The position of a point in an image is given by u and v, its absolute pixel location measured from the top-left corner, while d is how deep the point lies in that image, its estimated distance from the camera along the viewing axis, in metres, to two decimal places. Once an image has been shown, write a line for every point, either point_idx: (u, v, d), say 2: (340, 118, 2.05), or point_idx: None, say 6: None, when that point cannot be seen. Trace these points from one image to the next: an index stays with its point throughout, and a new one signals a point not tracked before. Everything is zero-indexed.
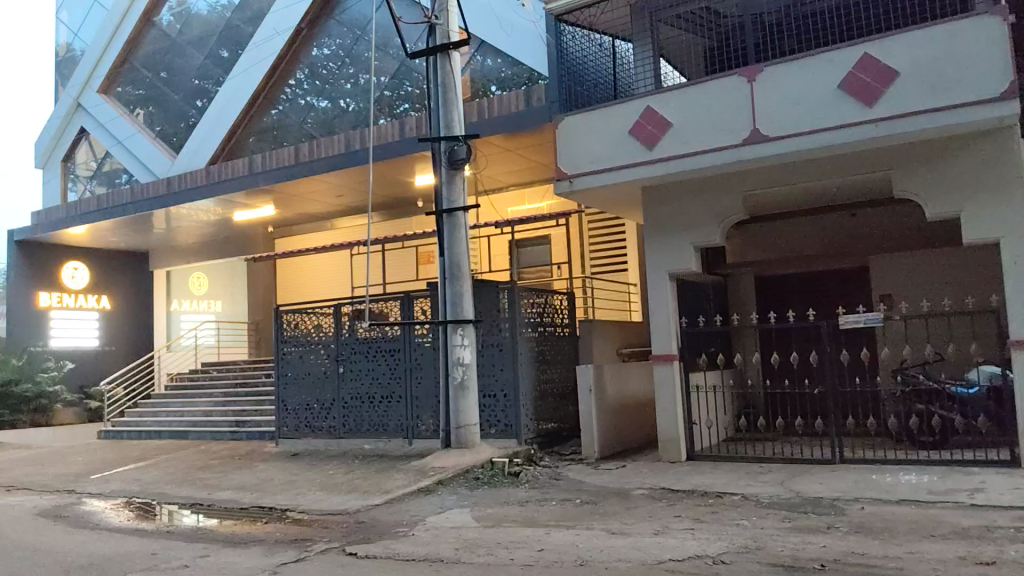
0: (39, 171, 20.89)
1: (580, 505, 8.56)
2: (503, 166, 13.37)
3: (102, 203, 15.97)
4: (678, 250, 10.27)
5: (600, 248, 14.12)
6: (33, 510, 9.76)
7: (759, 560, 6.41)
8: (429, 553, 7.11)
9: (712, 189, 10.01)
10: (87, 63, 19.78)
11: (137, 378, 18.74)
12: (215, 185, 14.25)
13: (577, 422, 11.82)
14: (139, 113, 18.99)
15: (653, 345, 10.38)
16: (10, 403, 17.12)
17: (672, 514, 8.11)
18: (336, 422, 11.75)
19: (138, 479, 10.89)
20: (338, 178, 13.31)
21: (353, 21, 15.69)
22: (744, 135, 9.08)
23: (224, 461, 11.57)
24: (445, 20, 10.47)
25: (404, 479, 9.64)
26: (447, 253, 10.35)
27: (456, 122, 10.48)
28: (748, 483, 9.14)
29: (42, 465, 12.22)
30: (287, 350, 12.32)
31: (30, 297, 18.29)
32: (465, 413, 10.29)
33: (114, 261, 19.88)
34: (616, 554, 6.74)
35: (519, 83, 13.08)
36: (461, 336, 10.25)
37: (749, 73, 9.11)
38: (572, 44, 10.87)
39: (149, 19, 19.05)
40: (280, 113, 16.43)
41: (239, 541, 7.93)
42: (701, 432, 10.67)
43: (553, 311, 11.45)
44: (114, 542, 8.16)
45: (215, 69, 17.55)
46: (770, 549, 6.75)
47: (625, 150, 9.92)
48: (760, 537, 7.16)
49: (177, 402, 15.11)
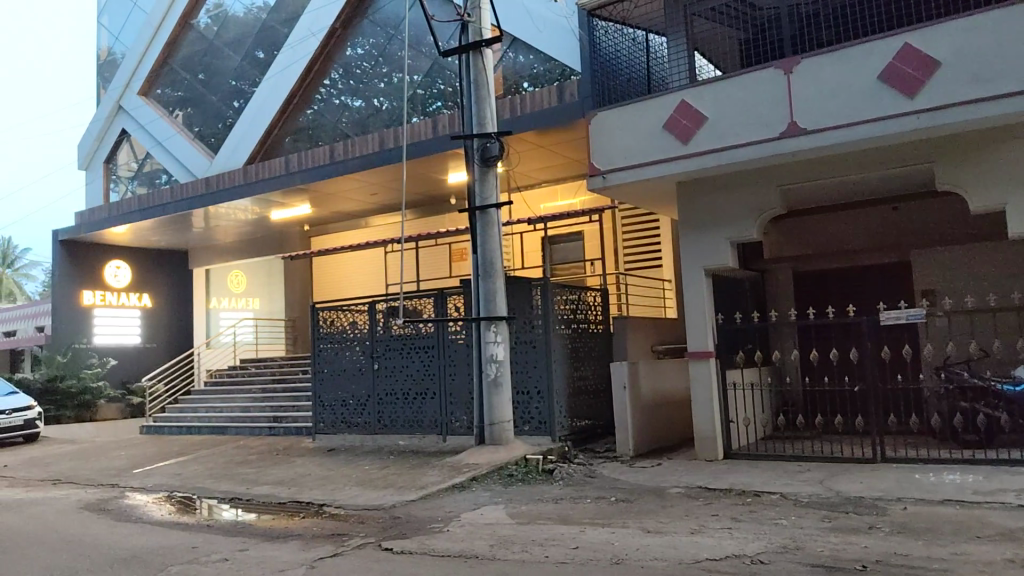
0: (82, 172, 21.41)
1: (615, 502, 8.49)
2: (536, 162, 13.34)
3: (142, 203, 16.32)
4: (714, 246, 10.15)
5: (634, 244, 14.03)
6: (78, 504, 10.00)
7: (799, 560, 6.29)
8: (464, 549, 7.11)
9: (749, 184, 9.87)
10: (127, 66, 20.23)
11: (177, 375, 19.12)
12: (252, 185, 14.46)
13: (612, 420, 11.74)
14: (178, 114, 19.36)
15: (689, 342, 10.27)
16: (57, 398, 17.85)
17: (709, 513, 8.01)
18: (372, 418, 11.83)
19: (179, 473, 11.10)
20: (372, 177, 13.42)
21: (386, 20, 15.78)
22: (782, 129, 8.92)
23: (262, 457, 11.74)
24: (477, 17, 10.47)
25: (438, 475, 9.68)
26: (481, 249, 10.35)
27: (489, 118, 10.45)
28: (787, 482, 8.98)
29: (87, 458, 12.53)
30: (322, 346, 12.46)
31: (74, 295, 18.76)
32: (499, 410, 10.30)
33: (154, 260, 20.28)
34: (652, 553, 6.68)
35: (551, 79, 13.03)
36: (495, 333, 10.26)
37: (786, 65, 8.95)
38: (606, 38, 10.78)
39: (188, 22, 19.40)
40: (315, 113, 16.62)
41: (276, 536, 8.02)
42: (738, 430, 10.53)
43: (587, 307, 11.40)
44: (157, 535, 8.33)
45: (251, 70, 17.82)
46: (810, 549, 6.63)
47: (659, 145, 9.82)
48: (799, 537, 7.03)
49: (216, 398, 15.36)
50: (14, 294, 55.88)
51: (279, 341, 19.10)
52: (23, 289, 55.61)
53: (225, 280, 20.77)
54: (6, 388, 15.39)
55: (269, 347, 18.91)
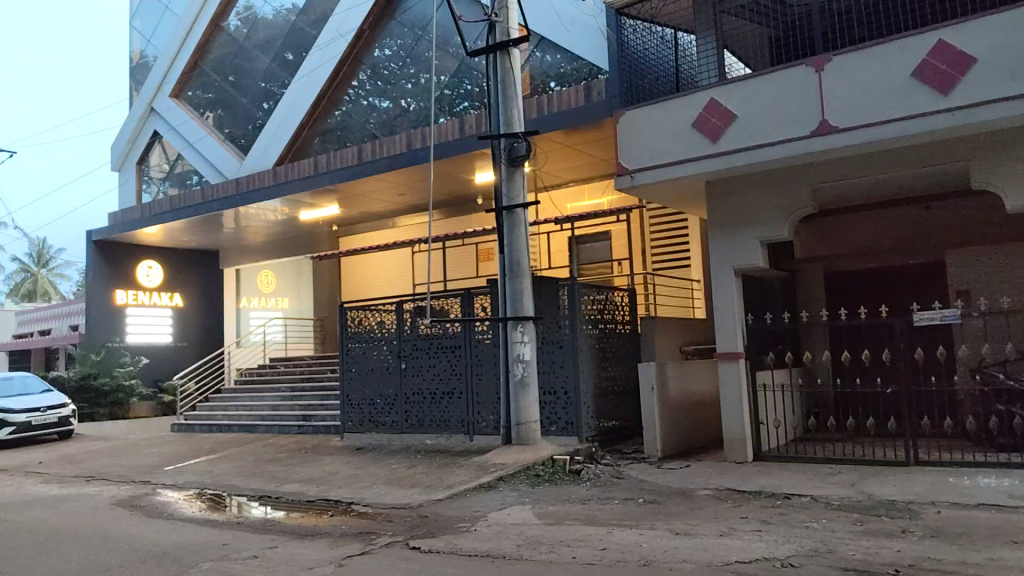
0: (115, 174, 21.74)
1: (643, 504, 8.43)
2: (563, 162, 13.30)
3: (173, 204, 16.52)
4: (743, 246, 10.05)
5: (661, 243, 13.93)
6: (111, 500, 10.14)
7: (831, 564, 6.20)
8: (492, 548, 7.11)
9: (780, 183, 9.76)
10: (159, 68, 20.51)
11: (208, 374, 19.35)
12: (280, 186, 14.59)
13: (639, 421, 11.68)
14: (209, 116, 19.59)
15: (718, 342, 10.19)
16: (91, 396, 18.09)
17: (738, 515, 7.92)
18: (399, 417, 11.88)
19: (209, 471, 11.22)
20: (399, 177, 13.48)
21: (414, 21, 15.83)
22: (813, 127, 8.80)
23: (291, 455, 11.83)
24: (505, 17, 10.46)
25: (465, 475, 9.68)
26: (508, 249, 10.34)
27: (516, 118, 10.43)
28: (817, 485, 8.86)
29: (121, 455, 12.72)
30: (350, 345, 12.53)
31: (108, 295, 19.05)
32: (526, 410, 10.27)
33: (185, 261, 20.53)
34: (681, 556, 6.62)
35: (578, 78, 12.98)
36: (521, 333, 10.24)
37: (817, 62, 8.84)
38: (635, 37, 10.73)
39: (218, 25, 19.62)
40: (343, 115, 16.72)
41: (306, 534, 8.07)
42: (768, 431, 10.43)
43: (614, 308, 11.35)
44: (188, 532, 8.43)
45: (280, 72, 17.97)
46: (842, 553, 6.53)
47: (688, 143, 9.74)
48: (831, 540, 6.93)
49: (245, 397, 15.52)
50: (50, 292, 57.05)
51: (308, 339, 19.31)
52: (58, 289, 57.70)
53: (255, 280, 20.73)
54: (41, 386, 15.65)
55: (297, 346, 19.05)
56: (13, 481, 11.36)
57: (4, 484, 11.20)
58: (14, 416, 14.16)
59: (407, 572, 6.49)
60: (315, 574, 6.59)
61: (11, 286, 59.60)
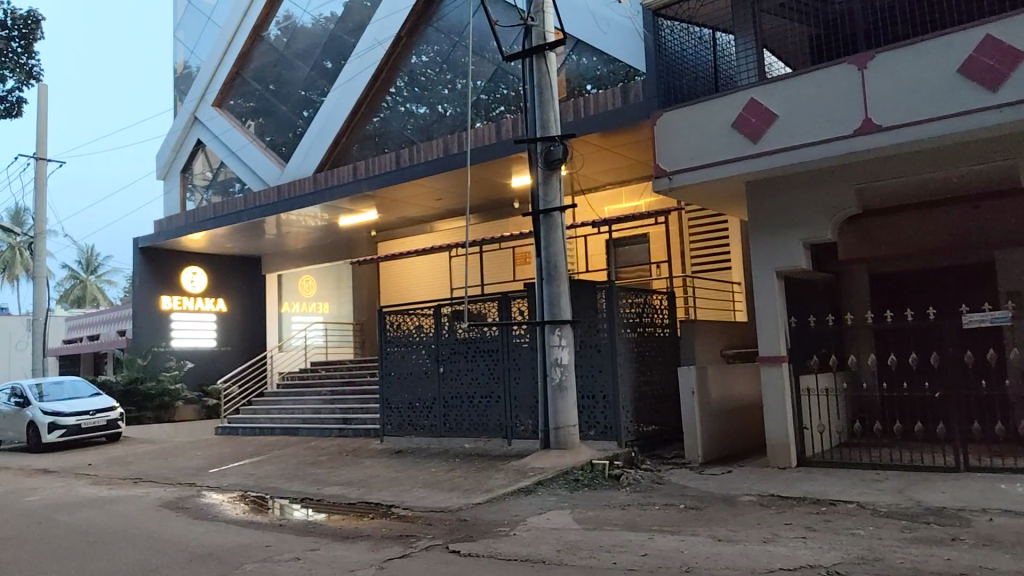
0: (160, 182, 22.26)
1: (685, 510, 8.33)
2: (600, 164, 13.27)
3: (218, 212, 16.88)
4: (786, 248, 9.90)
5: (701, 245, 13.81)
6: (158, 502, 10.37)
7: (878, 572, 6.05)
8: (531, 553, 7.09)
9: (823, 183, 9.59)
10: (202, 79, 20.94)
11: (251, 377, 19.65)
12: (321, 193, 14.80)
13: (680, 425, 11.57)
14: (250, 124, 19.94)
15: (760, 347, 10.09)
16: (138, 399, 18.66)
17: (782, 521, 7.79)
18: (437, 421, 11.94)
19: (253, 473, 11.41)
20: (437, 182, 13.56)
21: (450, 27, 15.94)
22: (856, 126, 8.63)
23: (332, 458, 11.98)
24: (541, 21, 10.45)
25: (504, 479, 9.69)
26: (544, 253, 10.32)
27: (552, 121, 10.41)
28: (863, 491, 8.67)
29: (167, 458, 13.00)
30: (389, 349, 12.65)
31: (154, 300, 19.47)
32: (564, 414, 10.24)
33: (227, 266, 20.89)
34: (724, 562, 6.52)
35: (615, 81, 12.92)
36: (559, 336, 10.22)
37: (860, 60, 8.66)
38: (672, 38, 10.67)
39: (259, 34, 19.98)
40: (381, 121, 16.91)
41: (347, 536, 8.14)
42: (812, 437, 10.27)
43: (653, 310, 11.26)
44: (232, 533, 8.56)
45: (320, 80, 18.22)
46: (889, 560, 6.37)
47: (728, 144, 9.63)
48: (878, 548, 6.77)
49: (287, 400, 15.76)
50: (99, 298, 59.06)
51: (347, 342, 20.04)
52: (107, 295, 59.61)
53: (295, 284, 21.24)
54: (89, 389, 16.04)
55: (338, 349, 19.77)
56: (64, 483, 11.69)
57: (57, 485, 11.53)
58: (64, 419, 14.58)
59: None
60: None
61: (61, 293, 61.57)
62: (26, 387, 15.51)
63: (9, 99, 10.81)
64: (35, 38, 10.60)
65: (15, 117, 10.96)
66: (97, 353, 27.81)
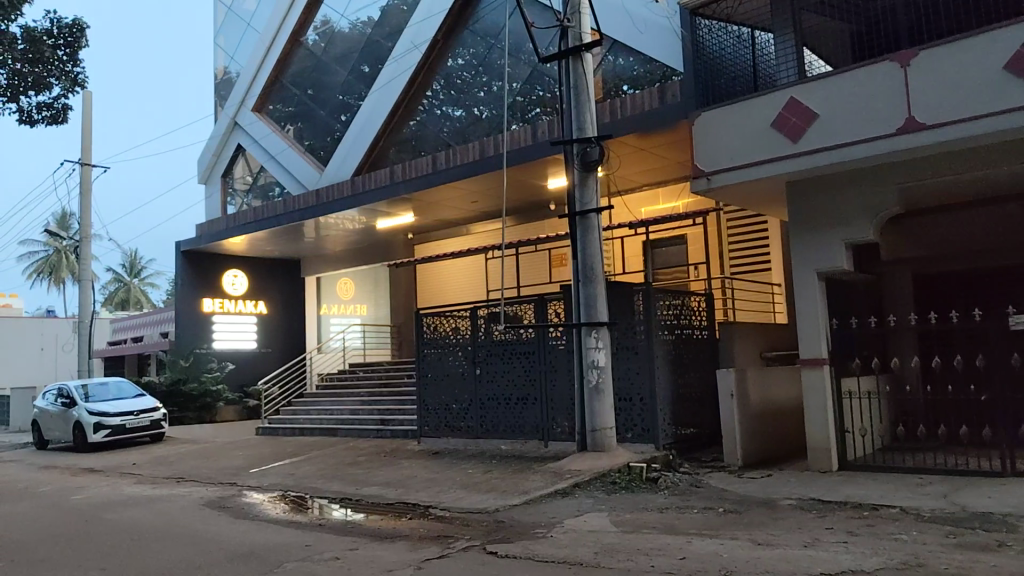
0: (202, 186, 22.62)
1: (723, 514, 8.26)
2: (637, 165, 13.20)
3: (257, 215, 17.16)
4: (827, 249, 9.77)
5: (740, 246, 13.68)
6: (200, 501, 10.56)
7: None
8: (569, 555, 7.08)
9: (865, 183, 9.44)
10: (242, 84, 21.23)
11: (291, 378, 20.18)
12: (358, 196, 14.94)
13: (719, 428, 11.48)
14: (289, 129, 20.16)
15: (801, 349, 9.99)
16: (181, 399, 19.08)
17: (823, 526, 7.69)
18: (474, 422, 11.99)
19: (293, 473, 11.55)
20: (472, 184, 13.59)
21: (486, 29, 15.99)
22: (898, 124, 8.48)
23: (371, 458, 12.09)
24: (577, 22, 10.41)
25: (541, 481, 9.69)
26: (581, 255, 10.29)
27: (589, 123, 10.37)
28: (906, 496, 8.52)
29: (209, 458, 13.22)
30: (426, 351, 12.73)
31: (195, 302, 19.78)
32: (601, 416, 10.19)
33: (265, 269, 21.20)
34: (764, 566, 6.45)
35: (652, 81, 12.85)
36: (595, 338, 10.19)
37: (902, 58, 8.52)
38: (711, 37, 10.64)
39: (297, 39, 20.21)
40: (418, 124, 17.03)
41: (385, 536, 8.22)
42: (854, 440, 10.12)
43: (691, 312, 11.18)
44: (273, 532, 8.69)
45: (357, 84, 18.40)
46: (933, 566, 6.25)
47: (767, 144, 9.51)
48: (921, 553, 6.65)
49: (326, 401, 15.97)
50: (142, 301, 60.44)
51: (385, 344, 20.18)
52: (148, 297, 60.83)
53: (334, 287, 21.48)
54: (133, 390, 16.37)
55: (377, 351, 19.98)
56: (110, 481, 11.95)
57: (102, 484, 11.79)
58: (110, 419, 14.95)
59: None
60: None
61: (105, 295, 63.06)
62: (72, 388, 15.89)
63: (56, 106, 11.06)
64: (80, 46, 10.82)
65: (61, 123, 11.22)
66: (140, 355, 28.39)
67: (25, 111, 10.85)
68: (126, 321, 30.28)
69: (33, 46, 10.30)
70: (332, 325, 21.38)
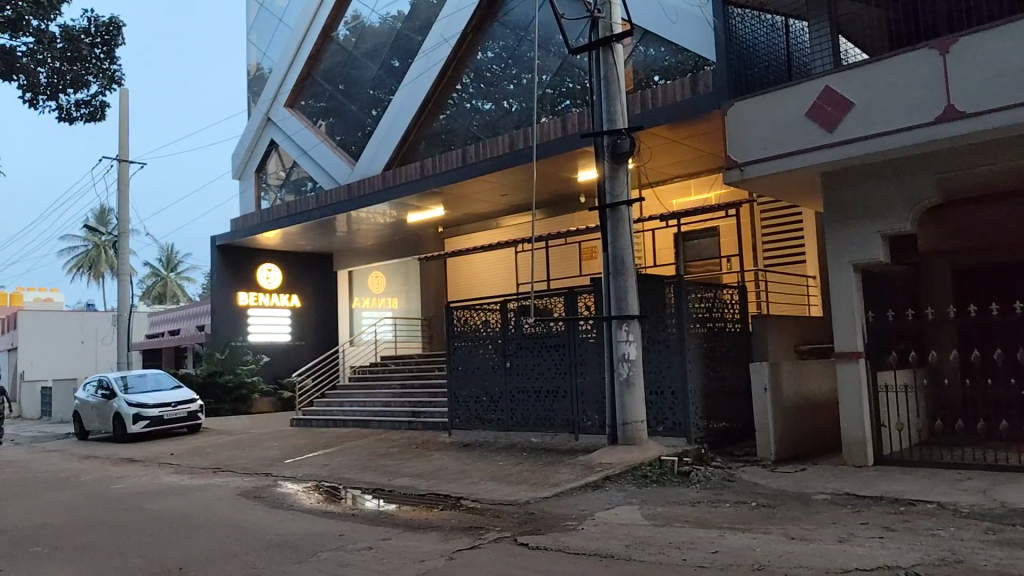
0: (236, 181, 22.92)
1: (756, 508, 8.20)
2: (667, 156, 13.09)
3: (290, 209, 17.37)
4: (864, 241, 9.61)
5: (774, 238, 13.52)
6: (236, 490, 10.77)
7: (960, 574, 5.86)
8: (600, 547, 7.09)
9: (902, 174, 9.26)
10: (274, 80, 21.43)
11: (324, 370, 20.54)
12: (390, 190, 15.05)
13: (752, 422, 11.39)
14: (321, 124, 20.33)
15: (836, 343, 9.86)
16: (218, 391, 19.32)
17: (858, 521, 7.59)
18: (504, 415, 12.05)
19: (326, 464, 11.72)
20: (502, 177, 13.60)
21: (516, 22, 15.96)
22: (936, 113, 8.29)
23: (403, 450, 12.21)
24: (607, 13, 10.33)
25: (571, 473, 9.70)
26: (611, 248, 10.24)
27: (620, 114, 10.30)
28: (943, 491, 8.37)
29: (245, 448, 13.46)
30: (457, 344, 12.80)
31: (231, 295, 20.12)
32: (632, 410, 10.16)
33: (298, 263, 21.47)
34: (797, 561, 6.40)
35: (684, 71, 12.73)
36: (626, 332, 10.15)
37: (941, 44, 8.33)
38: (744, 26, 10.60)
39: (328, 35, 20.34)
40: (448, 118, 17.08)
41: (417, 526, 8.31)
42: (890, 435, 10.00)
43: (723, 306, 11.09)
44: (308, 522, 8.84)
45: (388, 79, 18.49)
46: (971, 563, 6.14)
47: (802, 134, 9.36)
48: (959, 549, 6.54)
49: (359, 393, 16.16)
50: (180, 295, 61.65)
51: (417, 338, 20.27)
52: (186, 291, 62.08)
53: (367, 280, 21.66)
54: (171, 381, 16.70)
55: (408, 344, 20.06)
56: (149, 471, 12.24)
57: (142, 474, 12.08)
58: (148, 411, 15.29)
59: (518, 568, 6.56)
60: (427, 565, 6.79)
61: (144, 289, 64.57)
62: (112, 379, 16.29)
63: (94, 104, 11.30)
64: (116, 44, 11.01)
65: (100, 121, 11.45)
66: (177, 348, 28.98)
67: (64, 109, 11.10)
68: (165, 314, 30.95)
69: (71, 45, 10.51)
70: (364, 318, 21.54)
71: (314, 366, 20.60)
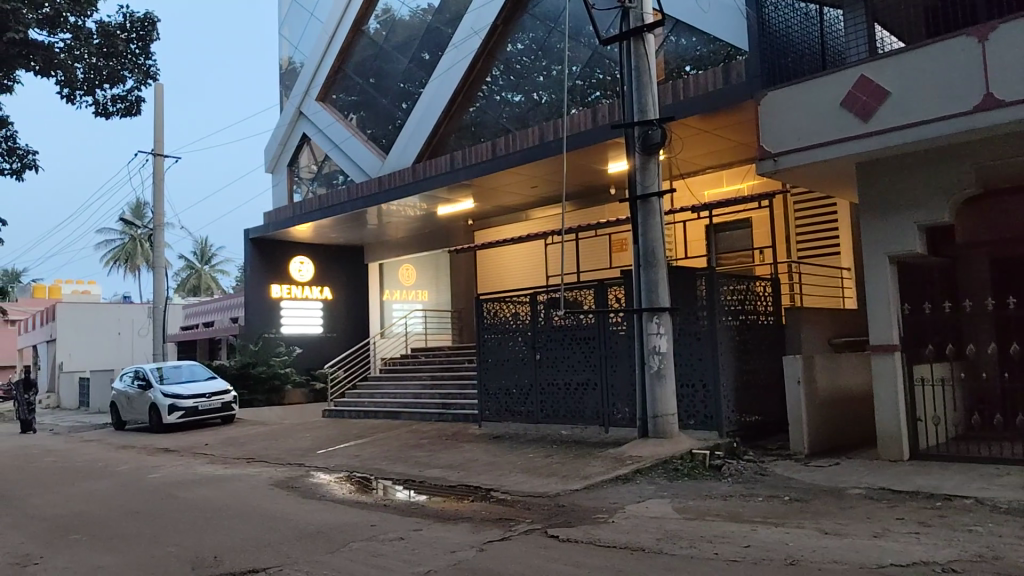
0: (268, 175, 23.16)
1: (789, 502, 8.11)
2: (699, 147, 13.01)
3: (321, 203, 17.57)
4: (900, 232, 9.45)
5: (809, 229, 13.36)
6: (270, 480, 10.91)
7: (999, 571, 5.73)
8: (631, 541, 7.07)
9: (940, 164, 9.07)
10: (306, 73, 21.61)
11: (356, 362, 20.78)
12: (419, 183, 15.14)
13: (785, 415, 11.30)
14: (352, 117, 20.46)
15: (871, 335, 9.75)
16: (253, 383, 19.22)
17: (894, 516, 7.49)
18: (534, 408, 12.08)
19: (358, 455, 11.84)
20: (532, 170, 13.60)
21: (546, 13, 15.93)
22: (975, 102, 8.10)
23: (433, 441, 12.29)
24: (639, 2, 10.25)
25: (602, 466, 9.69)
26: (643, 239, 10.19)
27: (651, 105, 10.22)
28: (982, 487, 8.21)
29: (277, 439, 13.63)
30: (486, 336, 12.86)
31: (264, 288, 20.36)
32: (662, 402, 10.11)
33: (329, 256, 21.70)
34: (830, 555, 6.34)
35: (716, 61, 12.60)
36: (657, 324, 10.09)
37: (981, 32, 8.14)
38: (778, 14, 10.50)
39: (359, 29, 20.47)
40: (478, 111, 17.11)
41: (448, 517, 8.36)
42: (926, 429, 9.87)
43: (755, 297, 11.00)
44: (340, 512, 8.94)
45: (418, 72, 18.57)
46: (1011, 559, 6.02)
47: (837, 124, 9.22)
48: (999, 546, 6.40)
49: (389, 385, 16.32)
50: (212, 287, 62.55)
51: (446, 330, 20.77)
52: (220, 284, 63.05)
53: (397, 272, 22.00)
54: (205, 373, 16.98)
55: (437, 336, 20.55)
56: (184, 462, 12.45)
57: (178, 464, 12.30)
58: (183, 402, 15.57)
59: (549, 560, 6.57)
60: (458, 557, 6.80)
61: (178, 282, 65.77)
62: (148, 371, 16.59)
63: (130, 98, 11.48)
64: (151, 39, 11.12)
65: (135, 115, 11.63)
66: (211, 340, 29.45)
67: (101, 103, 11.30)
68: (201, 306, 31.61)
69: (108, 41, 10.68)
70: (394, 310, 22.00)
71: (346, 358, 20.85)
